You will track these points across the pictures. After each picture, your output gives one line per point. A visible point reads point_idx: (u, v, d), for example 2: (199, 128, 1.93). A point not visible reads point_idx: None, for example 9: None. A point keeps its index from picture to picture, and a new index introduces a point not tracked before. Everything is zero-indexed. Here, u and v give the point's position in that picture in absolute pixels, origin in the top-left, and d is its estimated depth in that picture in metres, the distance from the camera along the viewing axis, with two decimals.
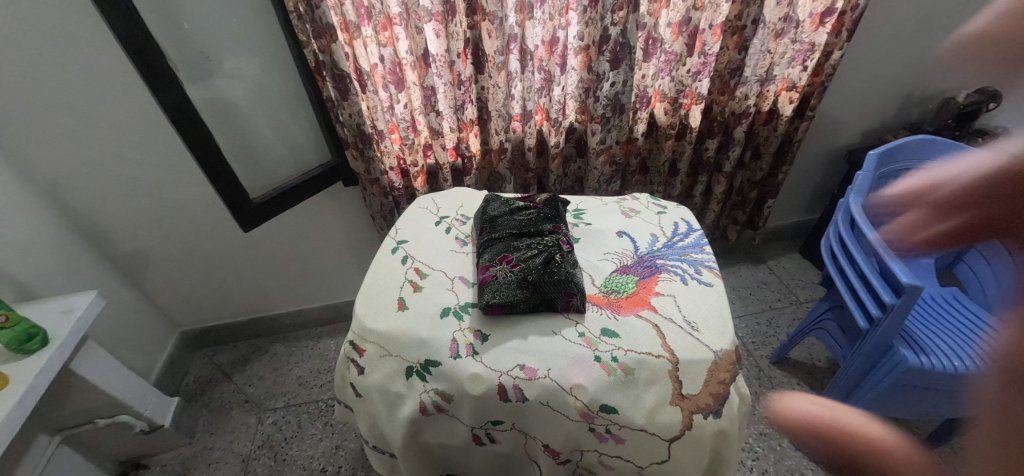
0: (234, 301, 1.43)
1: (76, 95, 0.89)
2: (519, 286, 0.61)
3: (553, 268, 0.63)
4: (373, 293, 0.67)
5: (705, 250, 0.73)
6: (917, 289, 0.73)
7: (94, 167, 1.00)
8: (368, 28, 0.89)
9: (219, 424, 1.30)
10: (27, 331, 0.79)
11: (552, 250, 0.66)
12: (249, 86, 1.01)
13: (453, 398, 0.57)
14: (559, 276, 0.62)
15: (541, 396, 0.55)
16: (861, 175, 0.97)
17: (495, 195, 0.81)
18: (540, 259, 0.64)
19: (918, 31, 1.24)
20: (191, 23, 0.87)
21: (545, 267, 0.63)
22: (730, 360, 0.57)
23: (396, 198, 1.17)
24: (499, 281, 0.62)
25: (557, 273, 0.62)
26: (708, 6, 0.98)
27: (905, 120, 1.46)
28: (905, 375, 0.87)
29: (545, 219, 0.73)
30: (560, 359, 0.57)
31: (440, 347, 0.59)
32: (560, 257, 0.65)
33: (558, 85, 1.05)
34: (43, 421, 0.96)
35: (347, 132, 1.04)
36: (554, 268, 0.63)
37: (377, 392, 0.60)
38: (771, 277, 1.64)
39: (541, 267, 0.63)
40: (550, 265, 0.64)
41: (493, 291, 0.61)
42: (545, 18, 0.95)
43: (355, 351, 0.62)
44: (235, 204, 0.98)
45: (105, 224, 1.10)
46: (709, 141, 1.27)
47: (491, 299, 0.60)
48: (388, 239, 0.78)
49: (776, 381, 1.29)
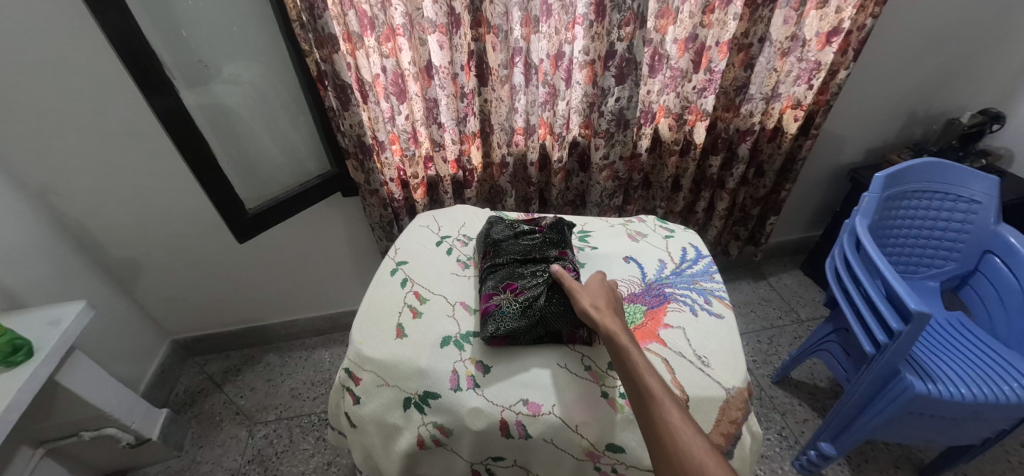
0: (228, 310, 1.40)
1: (68, 102, 0.87)
2: (523, 317, 0.59)
3: (560, 298, 0.61)
4: (371, 318, 0.65)
5: (714, 279, 0.71)
6: (925, 316, 0.71)
7: (86, 174, 0.97)
8: (371, 39, 0.87)
9: (209, 438, 1.27)
10: (14, 342, 0.76)
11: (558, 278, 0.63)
12: (248, 93, 0.98)
13: (452, 432, 0.55)
14: (565, 307, 0.59)
15: (546, 433, 0.53)
16: (869, 195, 0.95)
17: (498, 217, 0.80)
18: (546, 287, 0.61)
19: (924, 51, 1.23)
20: (191, 31, 0.85)
21: (551, 296, 0.60)
22: (742, 398, 0.55)
23: (396, 210, 1.15)
24: (502, 311, 0.59)
25: (564, 303, 0.60)
26: (715, 23, 0.97)
27: (907, 139, 1.46)
28: (911, 402, 0.83)
29: (551, 244, 0.71)
30: (566, 394, 0.55)
31: (440, 379, 0.56)
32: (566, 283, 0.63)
33: (562, 99, 1.03)
34: (27, 434, 0.93)
35: (348, 142, 1.02)
36: (561, 298, 0.60)
37: (373, 424, 0.57)
38: (773, 294, 1.62)
39: (546, 296, 0.60)
40: (555, 294, 0.61)
41: (497, 322, 0.58)
42: (550, 33, 0.93)
43: (350, 380, 0.60)
44: (230, 216, 0.96)
45: (96, 231, 1.08)
46: (713, 158, 1.26)
47: (494, 331, 0.58)
48: (388, 259, 0.76)
49: (778, 401, 1.28)
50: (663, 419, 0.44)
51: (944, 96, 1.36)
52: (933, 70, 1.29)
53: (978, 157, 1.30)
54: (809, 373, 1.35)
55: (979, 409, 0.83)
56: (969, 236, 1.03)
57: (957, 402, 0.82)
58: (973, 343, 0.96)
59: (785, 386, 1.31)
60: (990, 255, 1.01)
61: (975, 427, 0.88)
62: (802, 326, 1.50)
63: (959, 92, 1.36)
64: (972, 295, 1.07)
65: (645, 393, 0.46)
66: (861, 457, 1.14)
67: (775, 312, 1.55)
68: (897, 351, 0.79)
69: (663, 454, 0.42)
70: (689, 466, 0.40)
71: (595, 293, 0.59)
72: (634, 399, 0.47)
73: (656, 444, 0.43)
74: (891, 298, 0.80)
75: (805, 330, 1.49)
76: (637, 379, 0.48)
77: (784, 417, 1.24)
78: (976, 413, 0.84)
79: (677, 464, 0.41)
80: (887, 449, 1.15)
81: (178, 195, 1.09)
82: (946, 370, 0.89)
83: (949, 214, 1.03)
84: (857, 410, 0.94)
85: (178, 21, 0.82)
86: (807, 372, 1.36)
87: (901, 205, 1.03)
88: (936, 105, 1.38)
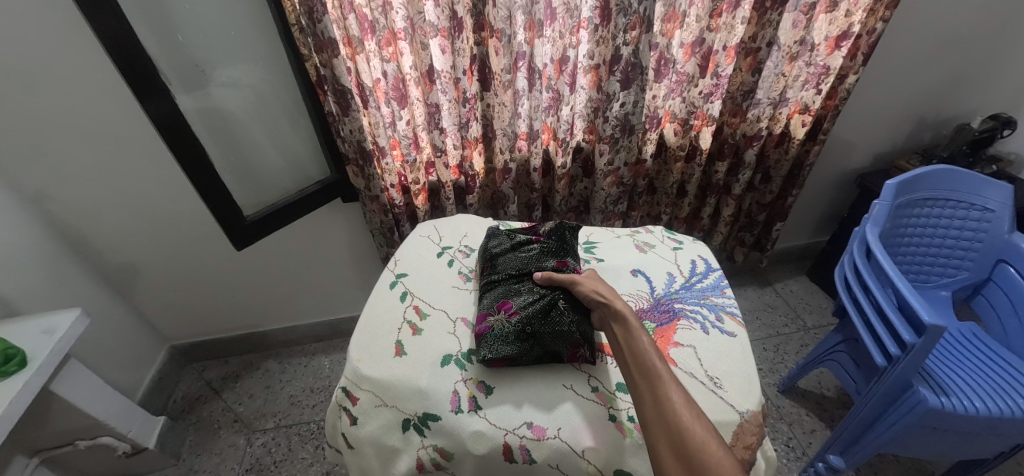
0: (226, 316, 1.39)
1: (63, 108, 0.85)
2: (517, 339, 0.58)
3: (554, 317, 0.59)
4: (369, 334, 0.63)
5: (725, 294, 0.69)
6: (939, 330, 0.69)
7: (82, 179, 0.96)
8: (371, 43, 0.85)
9: (207, 445, 1.25)
10: (5, 352, 0.74)
11: (553, 296, 0.62)
12: (247, 97, 0.97)
13: (453, 456, 0.53)
14: (561, 327, 0.58)
15: (552, 458, 0.51)
16: (879, 203, 0.92)
17: (498, 228, 0.78)
18: (541, 306, 0.61)
19: (935, 55, 1.21)
20: (187, 35, 0.83)
21: (546, 315, 0.60)
22: (757, 422, 0.53)
23: (396, 216, 1.13)
24: (494, 334, 0.58)
25: (559, 323, 0.58)
26: (723, 27, 0.95)
27: (915, 144, 1.44)
28: (925, 417, 0.81)
29: (550, 255, 0.69)
30: (572, 417, 0.53)
31: (440, 400, 0.54)
32: (563, 301, 0.62)
33: (566, 104, 1.02)
34: (22, 443, 0.92)
35: (348, 148, 1.00)
36: (556, 317, 0.59)
37: (370, 446, 0.55)
38: (778, 301, 1.60)
39: (540, 317, 0.59)
40: (550, 313, 0.60)
41: (489, 345, 0.57)
42: (555, 37, 0.91)
43: (348, 399, 0.58)
44: (228, 222, 0.95)
45: (93, 237, 1.06)
46: (719, 164, 1.24)
47: (487, 354, 0.57)
48: (387, 271, 0.75)
49: (784, 411, 1.26)
50: (667, 396, 0.46)
51: (954, 100, 1.34)
52: (944, 74, 1.26)
53: (988, 163, 1.27)
54: (816, 383, 1.33)
55: (995, 423, 0.81)
56: (982, 245, 1.01)
57: (971, 416, 0.80)
58: (986, 355, 0.94)
59: (792, 396, 1.29)
60: (1004, 264, 0.99)
61: (989, 442, 0.86)
62: (808, 334, 1.47)
63: (969, 97, 1.33)
64: (985, 306, 1.04)
65: (652, 369, 0.49)
66: (870, 469, 1.11)
67: (781, 319, 1.53)
68: (909, 365, 0.77)
69: (663, 426, 0.45)
70: (689, 441, 0.43)
71: (597, 282, 0.62)
72: (637, 375, 0.50)
73: (657, 419, 0.45)
74: (903, 309, 0.78)
75: (812, 338, 1.46)
76: (643, 358, 0.51)
77: (791, 427, 1.22)
78: (989, 427, 0.82)
79: (677, 435, 0.43)
80: (896, 462, 1.13)
81: (175, 201, 1.07)
82: (959, 383, 0.87)
83: (960, 222, 1.01)
84: (866, 423, 0.92)
85: (175, 26, 0.81)
86: (814, 381, 1.33)
87: (911, 214, 1.01)
88: (945, 110, 1.36)
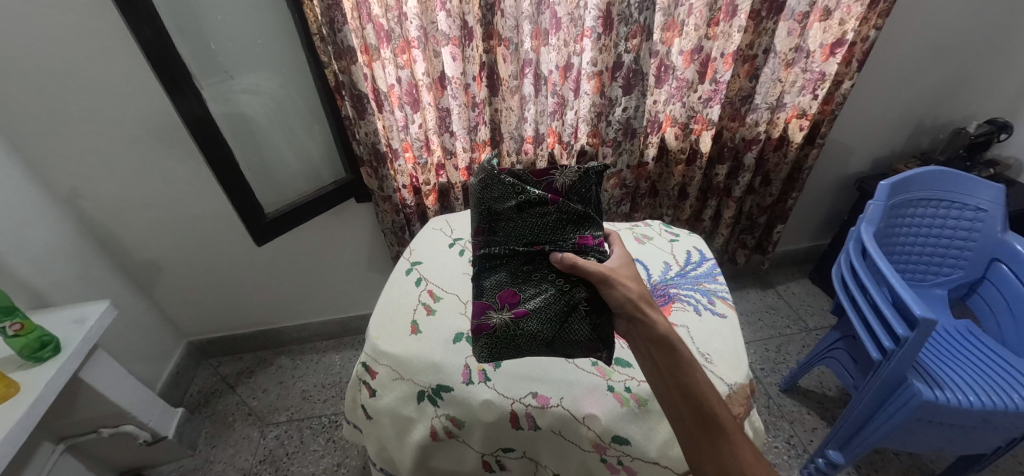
0: (241, 313, 1.44)
1: (102, 112, 0.92)
2: (531, 342, 0.57)
3: (571, 325, 0.58)
4: (386, 315, 0.68)
5: (718, 280, 0.73)
6: (931, 322, 0.72)
7: (114, 180, 1.03)
8: (386, 51, 0.91)
9: (222, 437, 1.30)
10: (40, 339, 0.80)
11: (573, 296, 0.58)
12: (267, 102, 1.03)
13: (464, 424, 0.57)
14: (575, 337, 0.57)
15: (553, 424, 0.56)
16: (873, 204, 0.96)
17: (497, 168, 0.65)
18: (557, 310, 0.57)
19: (928, 61, 1.25)
20: (218, 44, 0.90)
21: (563, 320, 0.58)
22: (745, 394, 0.57)
23: (407, 215, 1.18)
24: (498, 335, 0.57)
25: (577, 331, 0.58)
26: (720, 36, 1.01)
27: (914, 147, 1.46)
28: (920, 409, 0.83)
29: (572, 226, 0.61)
30: (573, 388, 0.58)
31: (452, 372, 0.59)
32: (585, 302, 0.58)
33: (570, 109, 1.07)
34: (48, 430, 0.97)
35: (363, 150, 1.06)
36: (574, 325, 0.58)
37: (388, 416, 0.59)
38: (781, 302, 1.62)
39: (557, 322, 0.57)
40: (568, 317, 0.58)
41: (494, 344, 0.57)
42: (559, 45, 0.98)
43: (367, 373, 0.63)
44: (250, 220, 1.00)
45: (118, 233, 1.12)
46: (719, 167, 1.28)
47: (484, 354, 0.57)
48: (402, 260, 0.79)
49: (786, 410, 1.27)
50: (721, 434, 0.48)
51: (951, 105, 1.37)
52: (939, 79, 1.30)
53: (986, 167, 1.30)
54: (817, 382, 1.34)
55: (987, 416, 0.83)
56: (977, 244, 1.03)
57: (964, 409, 0.82)
58: (982, 351, 0.96)
59: (793, 394, 1.31)
60: (997, 263, 1.01)
61: (984, 435, 0.88)
62: (810, 335, 1.49)
63: (965, 101, 1.36)
64: (981, 303, 1.06)
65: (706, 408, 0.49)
66: (871, 467, 1.12)
67: (783, 320, 1.55)
68: (903, 357, 0.79)
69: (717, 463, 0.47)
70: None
71: (630, 276, 0.59)
72: (694, 424, 0.49)
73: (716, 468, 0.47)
74: (896, 304, 0.81)
75: (814, 339, 1.48)
76: (696, 396, 0.51)
77: (792, 425, 1.24)
78: (982, 420, 0.83)
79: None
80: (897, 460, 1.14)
81: (198, 201, 1.13)
82: (954, 377, 0.89)
83: (955, 221, 1.04)
84: (862, 419, 0.94)
85: (207, 36, 0.88)
86: (816, 381, 1.35)
87: (906, 214, 1.04)
88: (942, 114, 1.39)
